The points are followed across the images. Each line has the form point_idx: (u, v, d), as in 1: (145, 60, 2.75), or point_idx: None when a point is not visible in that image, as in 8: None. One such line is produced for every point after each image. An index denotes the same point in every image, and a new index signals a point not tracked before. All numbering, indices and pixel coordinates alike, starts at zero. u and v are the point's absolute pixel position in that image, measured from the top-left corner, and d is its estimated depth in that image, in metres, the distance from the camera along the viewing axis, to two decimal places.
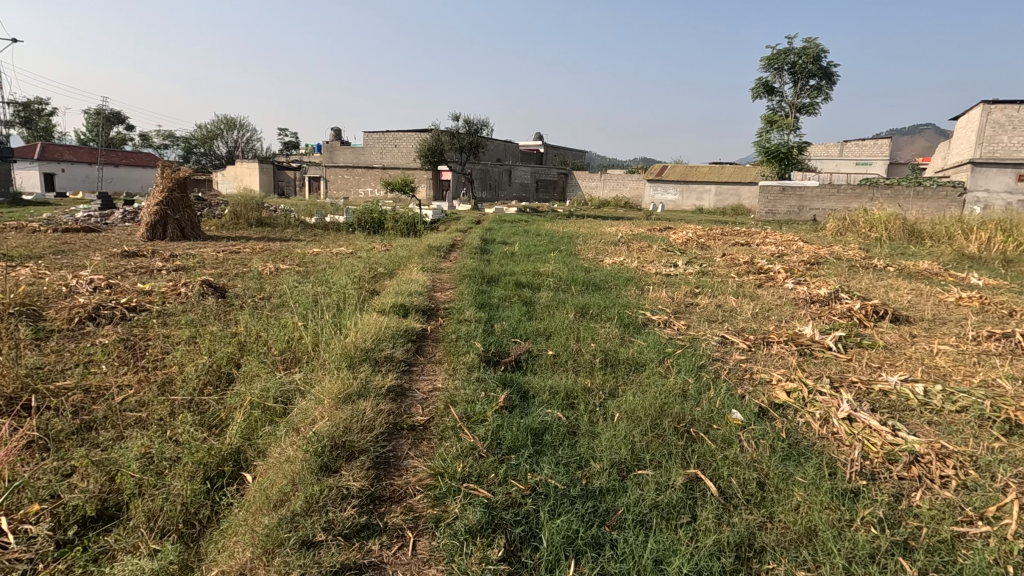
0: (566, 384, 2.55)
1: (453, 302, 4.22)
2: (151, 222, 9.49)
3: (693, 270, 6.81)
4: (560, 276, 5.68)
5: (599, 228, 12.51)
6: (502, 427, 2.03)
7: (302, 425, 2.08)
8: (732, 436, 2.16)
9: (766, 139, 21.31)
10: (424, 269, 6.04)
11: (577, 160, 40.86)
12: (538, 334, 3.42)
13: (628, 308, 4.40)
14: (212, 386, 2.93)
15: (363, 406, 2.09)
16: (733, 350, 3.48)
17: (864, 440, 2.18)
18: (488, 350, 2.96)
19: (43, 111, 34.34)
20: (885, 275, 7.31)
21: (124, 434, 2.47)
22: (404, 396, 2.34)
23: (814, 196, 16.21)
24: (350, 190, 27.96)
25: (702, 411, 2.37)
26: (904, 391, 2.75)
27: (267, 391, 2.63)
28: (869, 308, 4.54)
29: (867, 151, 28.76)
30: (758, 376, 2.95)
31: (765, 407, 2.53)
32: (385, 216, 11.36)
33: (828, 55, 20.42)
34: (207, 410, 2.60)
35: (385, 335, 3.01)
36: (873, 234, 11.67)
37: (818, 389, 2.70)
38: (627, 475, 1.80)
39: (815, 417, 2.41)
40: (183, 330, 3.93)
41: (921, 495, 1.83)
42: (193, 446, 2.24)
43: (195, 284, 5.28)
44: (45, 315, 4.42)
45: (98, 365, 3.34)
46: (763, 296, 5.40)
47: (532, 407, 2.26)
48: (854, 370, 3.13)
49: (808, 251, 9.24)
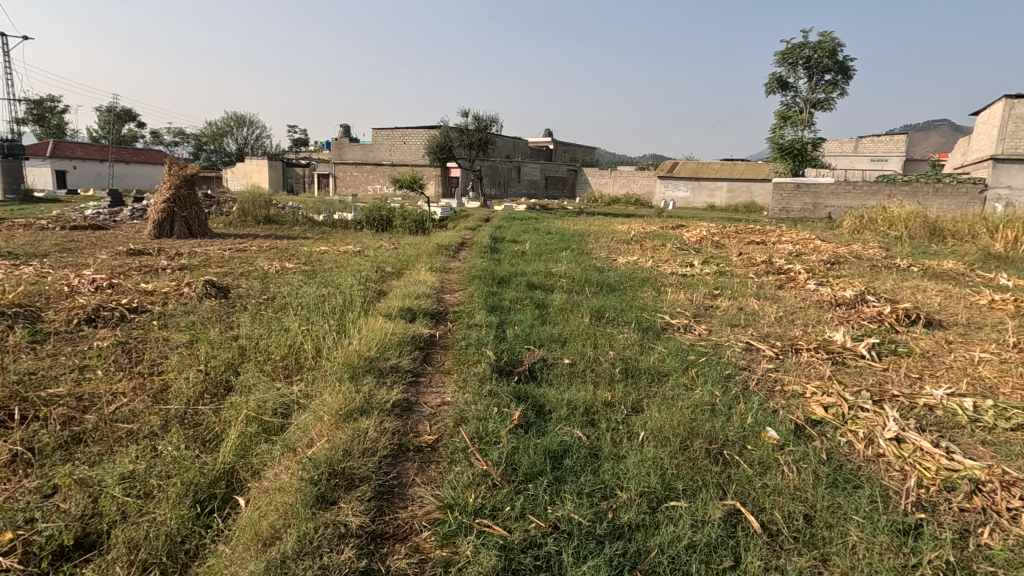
0: (586, 397, 2.36)
1: (462, 304, 4.03)
2: (158, 219, 9.39)
3: (710, 270, 6.56)
4: (574, 277, 5.47)
5: (611, 225, 12.30)
6: (518, 450, 1.83)
7: (299, 446, 1.90)
8: (770, 460, 1.97)
9: (780, 135, 21.02)
10: (431, 269, 5.83)
11: (586, 158, 40.50)
12: (553, 341, 3.22)
13: (647, 312, 4.20)
14: (208, 395, 2.78)
15: (365, 425, 1.91)
16: (759, 358, 3.27)
17: (915, 465, 1.98)
18: (500, 359, 2.77)
19: (55, 108, 34.76)
20: (910, 275, 7.07)
21: (112, 449, 2.33)
22: (410, 412, 2.16)
23: (830, 194, 15.86)
24: (359, 187, 27.83)
25: (734, 430, 2.18)
26: (951, 406, 2.53)
27: (264, 403, 2.46)
28: (901, 312, 4.29)
29: (882, 148, 28.26)
30: (790, 388, 2.74)
31: (802, 424, 2.33)
32: (393, 213, 11.20)
33: (844, 49, 20.00)
34: (202, 424, 2.45)
35: (389, 342, 2.82)
36: (893, 232, 11.35)
37: (859, 402, 2.48)
38: (658, 508, 1.61)
39: (858, 436, 2.20)
40: (183, 333, 3.79)
41: (990, 532, 1.63)
42: (184, 465, 2.09)
43: (198, 284, 5.14)
44: (44, 317, 4.29)
45: (93, 371, 3.21)
46: (785, 298, 5.19)
47: (550, 425, 2.07)
48: (893, 382, 2.91)
49: (827, 250, 8.97)
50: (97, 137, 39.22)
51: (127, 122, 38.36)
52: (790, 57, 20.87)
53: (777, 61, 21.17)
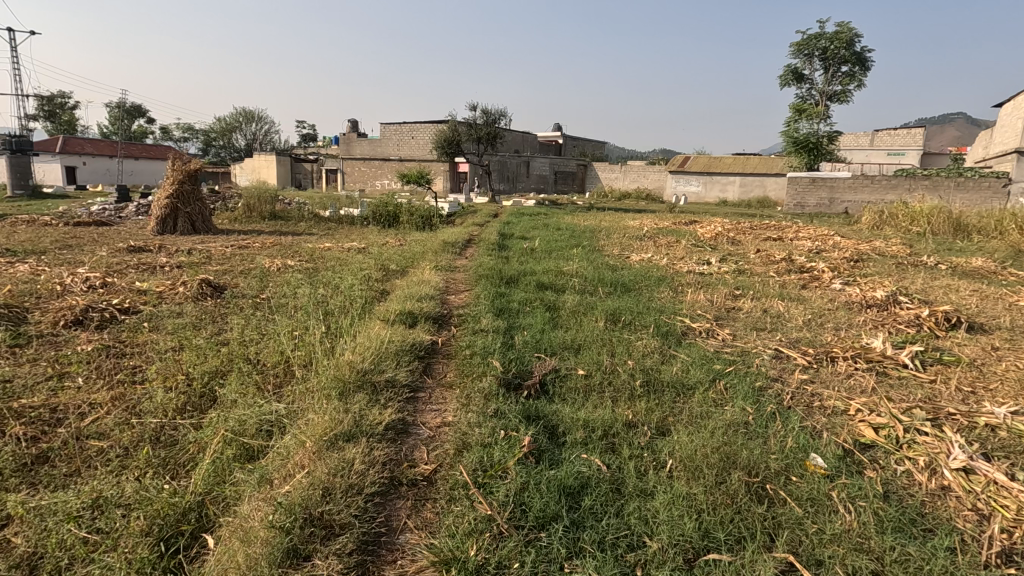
0: (604, 417, 2.10)
1: (467, 306, 3.78)
2: (162, 215, 9.23)
3: (728, 269, 6.23)
4: (586, 276, 5.18)
5: (621, 221, 12.03)
6: (528, 487, 1.57)
7: (276, 478, 1.65)
8: (820, 496, 1.70)
9: (795, 129, 20.50)
10: (436, 268, 5.55)
11: (595, 152, 40.01)
12: (565, 349, 2.96)
13: (665, 314, 3.91)
14: (191, 407, 2.56)
15: (351, 454, 1.66)
16: (791, 368, 2.98)
17: (990, 502, 1.69)
18: (507, 371, 2.51)
19: (66, 104, 34.89)
20: (939, 273, 6.75)
21: (79, 471, 2.10)
22: (406, 436, 1.91)
23: (847, 188, 15.39)
24: (367, 182, 27.59)
25: (776, 456, 1.90)
26: (1019, 427, 2.21)
27: (246, 420, 2.21)
28: (940, 315, 3.97)
29: (899, 141, 27.60)
30: (830, 405, 2.45)
31: (850, 449, 2.05)
32: (400, 209, 10.97)
33: (862, 39, 19.44)
34: (177, 443, 2.21)
35: (386, 351, 2.57)
36: (914, 228, 10.94)
37: (914, 423, 2.19)
38: (696, 564, 1.36)
39: (918, 465, 1.92)
40: (171, 337, 3.56)
41: None
42: (151, 492, 1.85)
43: (194, 282, 4.92)
44: (30, 318, 4.07)
45: (73, 379, 2.99)
46: (811, 298, 4.90)
47: (564, 452, 1.81)
48: (945, 397, 2.61)
49: (848, 246, 8.65)
50: (109, 133, 39.36)
51: (136, 118, 38.36)
52: (805, 49, 20.31)
53: (792, 53, 20.63)
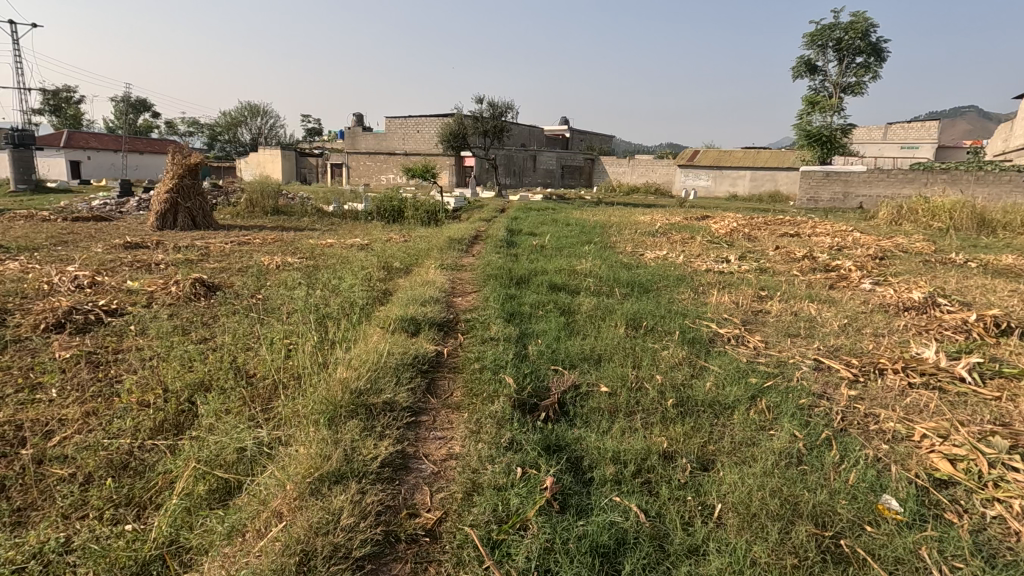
0: (637, 447, 1.80)
1: (476, 310, 3.49)
2: (161, 210, 8.98)
3: (749, 267, 5.91)
4: (601, 276, 4.86)
5: (632, 216, 11.72)
6: (553, 550, 1.29)
7: (248, 532, 1.36)
8: (907, 554, 1.40)
9: (807, 122, 19.96)
10: (441, 267, 5.24)
11: (603, 147, 39.50)
12: (584, 361, 2.65)
13: (690, 319, 3.60)
14: (167, 427, 2.28)
15: (340, 502, 1.38)
16: (836, 381, 2.67)
17: None
18: (521, 389, 2.21)
19: (72, 99, 34.75)
20: (968, 271, 6.43)
21: (32, 506, 1.82)
22: (406, 473, 1.63)
23: (862, 182, 14.96)
24: (371, 176, 27.24)
25: (841, 498, 1.61)
26: None
27: (224, 447, 1.93)
28: (989, 320, 3.63)
29: (913, 134, 27.07)
30: (891, 429, 2.13)
31: (925, 486, 1.74)
32: (405, 204, 10.69)
33: (877, 29, 18.91)
34: (146, 474, 1.94)
35: (384, 366, 2.28)
36: (936, 223, 10.53)
37: (1000, 456, 1.87)
38: None
39: (1012, 510, 1.61)
40: (157, 343, 3.28)
41: None
42: (105, 539, 1.56)
43: (187, 281, 4.63)
44: (9, 321, 3.81)
45: (44, 390, 2.71)
46: (844, 300, 4.58)
47: (594, 497, 1.52)
48: (1018, 419, 2.29)
49: (871, 243, 8.28)
50: (115, 128, 39.28)
51: (141, 113, 38.19)
52: (819, 39, 19.82)
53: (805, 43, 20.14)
